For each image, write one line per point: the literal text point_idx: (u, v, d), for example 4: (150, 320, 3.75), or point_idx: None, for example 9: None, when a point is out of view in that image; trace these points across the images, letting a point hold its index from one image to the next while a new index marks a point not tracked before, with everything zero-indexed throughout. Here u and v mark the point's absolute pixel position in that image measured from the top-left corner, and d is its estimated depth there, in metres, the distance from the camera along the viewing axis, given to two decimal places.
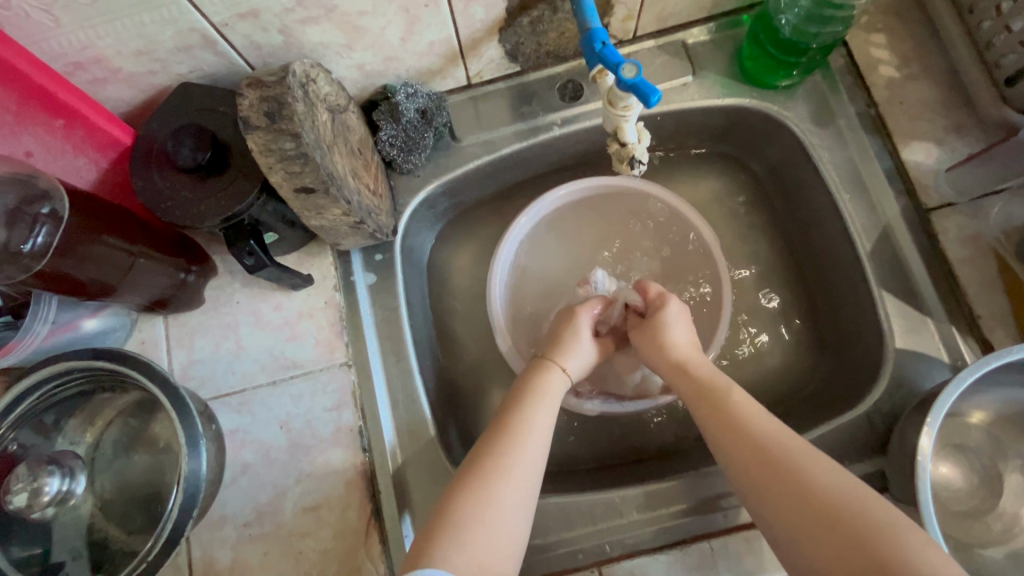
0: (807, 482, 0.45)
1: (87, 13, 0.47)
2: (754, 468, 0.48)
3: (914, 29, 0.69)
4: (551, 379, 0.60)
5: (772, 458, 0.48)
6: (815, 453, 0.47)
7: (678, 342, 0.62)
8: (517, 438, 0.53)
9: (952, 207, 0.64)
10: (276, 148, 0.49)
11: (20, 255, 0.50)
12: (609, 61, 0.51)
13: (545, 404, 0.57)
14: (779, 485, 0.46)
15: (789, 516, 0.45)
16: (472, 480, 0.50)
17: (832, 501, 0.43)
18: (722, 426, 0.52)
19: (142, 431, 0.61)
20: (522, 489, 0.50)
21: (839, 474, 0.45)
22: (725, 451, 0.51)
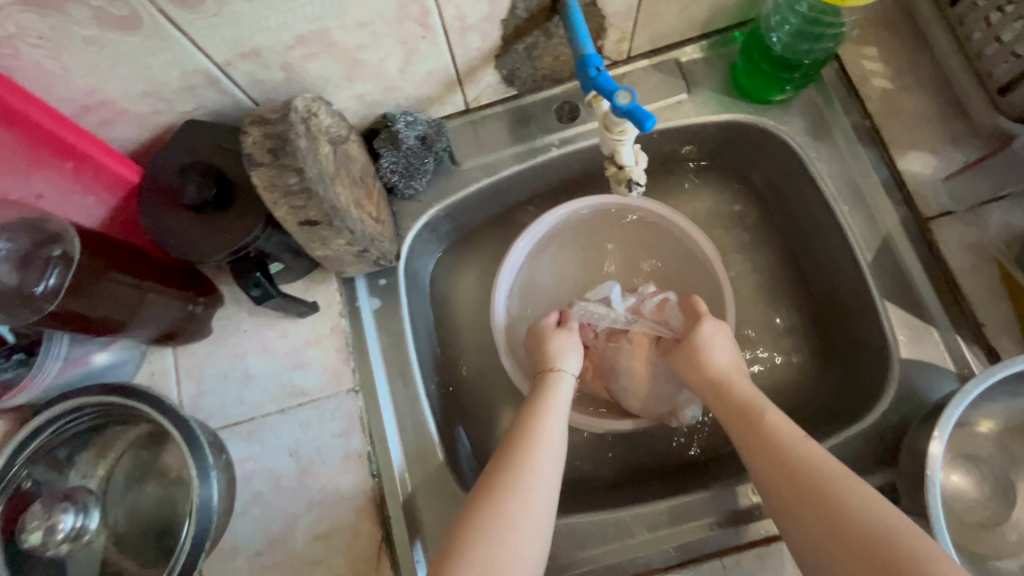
0: (844, 512, 0.45)
1: (94, 59, 0.49)
2: (788, 485, 0.49)
3: (905, 41, 0.70)
4: (557, 386, 0.62)
5: (809, 485, 0.47)
6: (855, 483, 0.46)
7: (718, 362, 0.61)
8: (529, 449, 0.54)
9: (951, 215, 0.65)
10: (280, 183, 0.50)
11: (33, 298, 0.51)
12: (604, 89, 0.52)
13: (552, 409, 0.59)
14: (819, 516, 0.46)
15: (829, 551, 0.44)
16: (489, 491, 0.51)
17: (875, 536, 0.42)
18: (755, 444, 0.53)
19: (154, 462, 0.61)
20: (538, 499, 0.51)
21: (879, 503, 0.45)
22: (760, 473, 0.51)
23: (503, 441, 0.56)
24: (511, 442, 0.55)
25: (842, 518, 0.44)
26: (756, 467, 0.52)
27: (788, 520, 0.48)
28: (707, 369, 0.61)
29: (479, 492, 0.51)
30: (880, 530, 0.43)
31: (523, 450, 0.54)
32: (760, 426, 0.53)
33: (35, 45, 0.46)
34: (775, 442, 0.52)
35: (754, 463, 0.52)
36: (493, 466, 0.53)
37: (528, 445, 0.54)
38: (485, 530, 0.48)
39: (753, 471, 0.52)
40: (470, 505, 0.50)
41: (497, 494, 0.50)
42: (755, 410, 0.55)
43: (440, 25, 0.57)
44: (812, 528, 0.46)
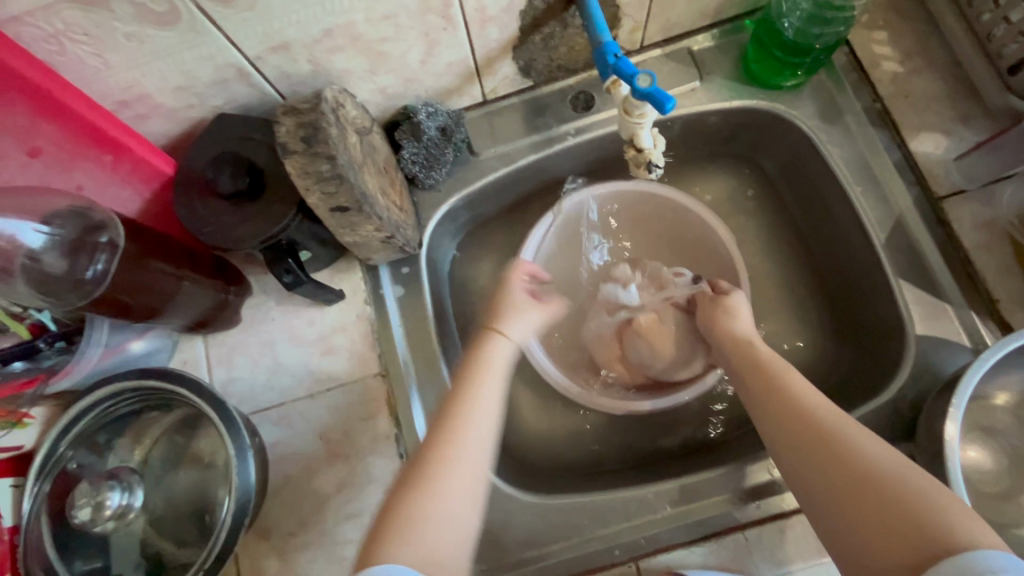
0: (854, 456, 0.44)
1: (134, 55, 0.51)
2: (798, 432, 0.48)
3: (914, 25, 0.71)
4: (495, 349, 0.60)
5: (816, 432, 0.47)
6: (861, 429, 0.46)
7: (742, 323, 0.62)
8: (456, 423, 0.51)
9: (964, 194, 0.66)
10: (313, 170, 0.52)
11: (83, 282, 0.53)
12: (623, 72, 0.54)
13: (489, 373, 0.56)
14: (831, 462, 0.45)
15: (831, 497, 0.44)
16: (418, 467, 0.49)
17: (877, 478, 0.42)
18: (766, 393, 0.53)
19: (188, 446, 0.63)
20: (466, 469, 0.49)
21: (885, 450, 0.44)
22: (768, 424, 0.51)
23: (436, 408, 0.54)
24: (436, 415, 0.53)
25: (847, 462, 0.44)
26: (763, 420, 0.52)
27: (792, 468, 0.47)
28: (730, 329, 0.62)
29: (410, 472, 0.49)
30: (887, 475, 0.42)
31: (451, 421, 0.52)
32: (775, 380, 0.53)
33: (80, 41, 0.48)
34: (787, 392, 0.51)
35: (762, 413, 0.52)
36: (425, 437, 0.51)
37: (459, 417, 0.52)
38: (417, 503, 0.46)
39: (760, 419, 0.52)
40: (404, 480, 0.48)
41: (422, 472, 0.48)
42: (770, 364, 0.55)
43: (461, 17, 0.59)
44: (814, 475, 0.45)
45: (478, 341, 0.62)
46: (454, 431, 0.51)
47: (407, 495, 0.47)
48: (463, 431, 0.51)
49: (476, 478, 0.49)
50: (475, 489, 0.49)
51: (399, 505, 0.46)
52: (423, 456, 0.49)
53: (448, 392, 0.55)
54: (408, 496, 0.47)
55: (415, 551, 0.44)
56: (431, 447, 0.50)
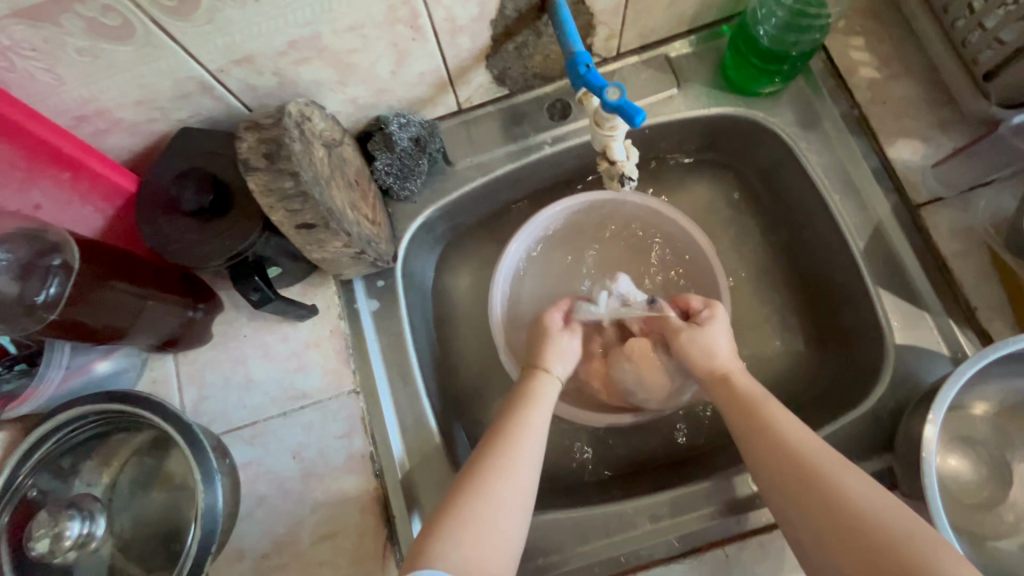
0: (837, 495, 0.46)
1: (88, 69, 0.49)
2: (783, 470, 0.50)
3: (891, 30, 0.70)
4: (542, 385, 0.62)
5: (806, 473, 0.48)
6: (851, 469, 0.48)
7: (722, 354, 0.61)
8: (509, 448, 0.54)
9: (942, 201, 0.65)
10: (276, 187, 0.51)
11: (35, 307, 0.52)
12: (593, 85, 0.53)
13: (539, 407, 0.59)
14: (815, 502, 0.47)
15: (822, 539, 0.45)
16: (466, 486, 0.51)
17: (856, 518, 0.44)
18: (750, 430, 0.54)
19: (157, 469, 0.62)
20: (517, 497, 0.52)
21: (865, 488, 0.46)
22: (756, 460, 0.52)
23: (487, 433, 0.56)
24: (488, 440, 0.55)
25: (836, 505, 0.45)
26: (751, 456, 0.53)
27: (782, 506, 0.49)
28: (709, 358, 0.61)
29: (452, 499, 0.51)
30: (866, 513, 0.44)
31: (501, 450, 0.54)
32: (758, 414, 0.54)
33: (29, 56, 0.46)
34: (772, 430, 0.52)
35: (748, 449, 0.53)
36: (474, 461, 0.54)
37: (512, 445, 0.54)
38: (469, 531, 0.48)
39: (745, 455, 0.54)
40: (449, 506, 0.50)
41: (474, 494, 0.50)
42: (756, 403, 0.55)
43: (430, 27, 0.58)
44: (806, 516, 0.47)
45: (523, 378, 0.64)
46: (507, 456, 0.53)
47: (459, 513, 0.49)
48: (515, 458, 0.53)
49: (518, 504, 0.51)
50: (521, 510, 0.52)
51: (449, 519, 0.49)
52: (475, 477, 0.52)
53: (500, 421, 0.57)
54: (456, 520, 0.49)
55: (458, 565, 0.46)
56: (482, 468, 0.52)
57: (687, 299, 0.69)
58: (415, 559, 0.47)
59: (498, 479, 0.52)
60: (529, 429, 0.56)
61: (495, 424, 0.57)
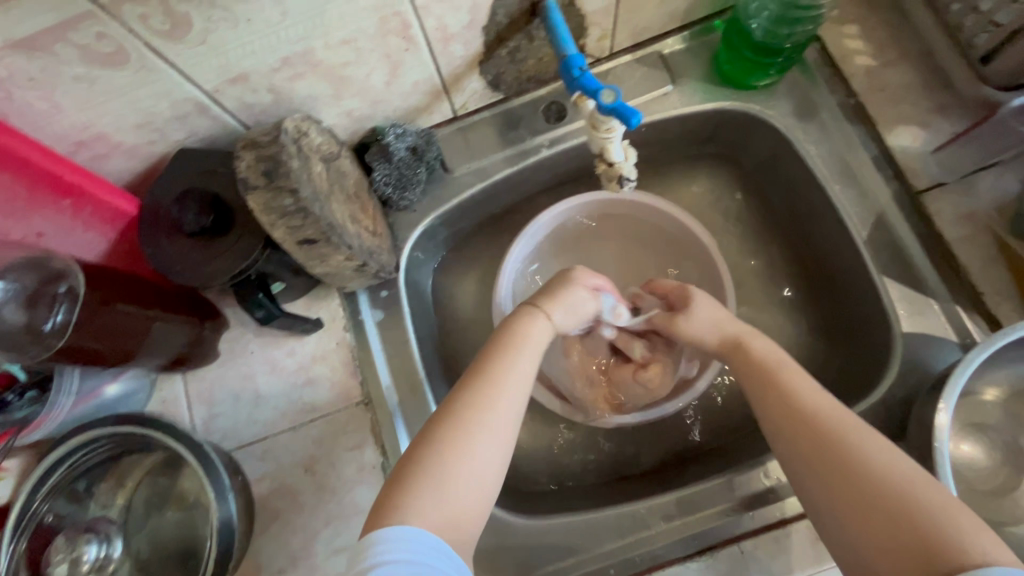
0: (855, 452, 0.44)
1: (85, 96, 0.49)
2: (800, 425, 0.48)
3: (884, 17, 0.70)
4: (534, 327, 0.56)
5: (820, 433, 0.46)
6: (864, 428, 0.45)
7: (716, 324, 0.60)
8: (490, 390, 0.49)
9: (943, 187, 0.65)
10: (276, 205, 0.51)
11: (42, 335, 0.52)
12: (588, 88, 0.53)
13: (524, 355, 0.53)
14: (833, 454, 0.45)
15: (832, 490, 0.43)
16: (438, 434, 0.47)
17: (873, 475, 0.42)
18: (767, 388, 0.52)
19: (173, 487, 0.62)
20: (495, 446, 0.47)
21: (887, 449, 0.44)
22: (767, 415, 0.51)
23: (464, 374, 0.51)
24: (464, 382, 0.50)
25: (851, 466, 0.43)
26: (763, 413, 0.51)
27: (792, 459, 0.47)
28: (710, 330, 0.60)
29: (422, 446, 0.46)
30: (884, 471, 0.42)
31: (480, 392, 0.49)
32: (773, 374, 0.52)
33: (27, 86, 0.47)
34: (786, 389, 0.51)
35: (761, 407, 0.52)
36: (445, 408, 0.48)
37: (493, 389, 0.49)
38: (435, 483, 0.44)
39: (761, 411, 0.51)
40: (415, 455, 0.46)
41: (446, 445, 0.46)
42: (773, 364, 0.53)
43: (422, 36, 0.58)
44: (817, 470, 0.45)
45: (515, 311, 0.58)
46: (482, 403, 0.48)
47: (428, 463, 0.45)
48: (497, 404, 0.48)
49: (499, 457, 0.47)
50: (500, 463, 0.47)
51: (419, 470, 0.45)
52: (446, 425, 0.47)
53: (481, 359, 0.52)
54: (420, 472, 0.44)
55: (430, 522, 0.42)
56: (453, 415, 0.47)
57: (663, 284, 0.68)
58: (382, 515, 0.43)
59: (469, 428, 0.46)
60: (513, 375, 0.51)
61: (470, 369, 0.51)
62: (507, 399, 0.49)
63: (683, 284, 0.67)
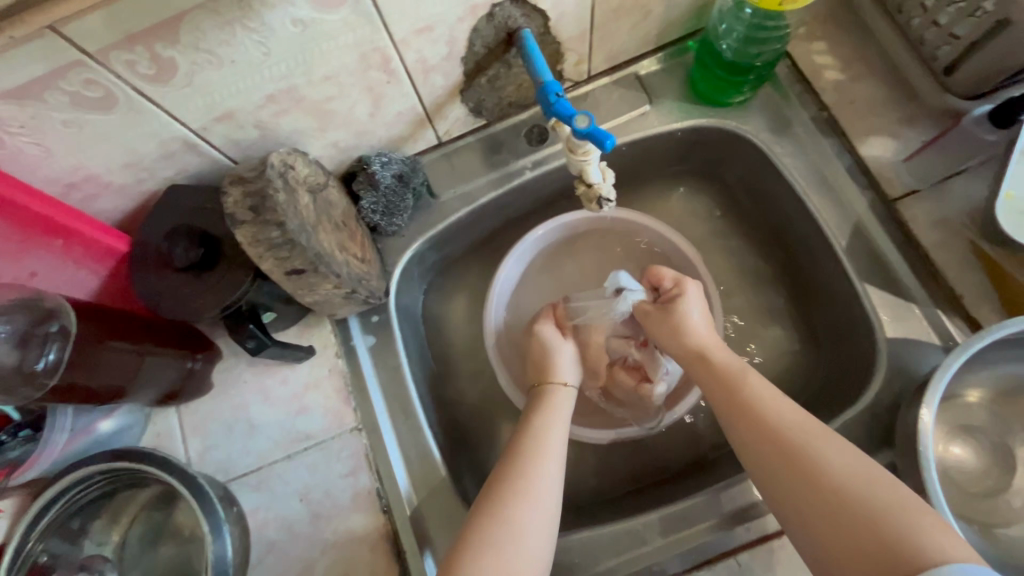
0: (819, 473, 0.46)
1: (75, 140, 0.51)
2: (771, 448, 0.50)
3: (850, 33, 0.72)
4: (559, 401, 0.63)
5: (788, 447, 0.49)
6: (831, 438, 0.49)
7: (697, 330, 0.62)
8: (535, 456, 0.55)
9: (916, 194, 0.66)
10: (263, 238, 0.52)
11: (34, 374, 0.53)
12: (563, 114, 0.55)
13: (558, 424, 0.60)
14: (797, 476, 0.47)
15: (805, 517, 0.46)
16: (486, 514, 0.51)
17: (839, 495, 0.45)
18: (737, 409, 0.54)
19: (166, 522, 0.62)
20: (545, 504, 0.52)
21: (849, 464, 0.46)
22: (737, 434, 0.53)
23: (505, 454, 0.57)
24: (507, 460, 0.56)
25: (821, 485, 0.46)
26: (725, 421, 0.55)
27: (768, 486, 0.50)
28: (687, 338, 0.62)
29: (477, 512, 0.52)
30: (844, 488, 0.45)
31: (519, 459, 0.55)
32: (742, 391, 0.54)
33: (17, 132, 0.48)
34: (757, 405, 0.53)
35: (734, 430, 0.54)
36: (492, 485, 0.54)
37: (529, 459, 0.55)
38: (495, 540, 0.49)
39: (734, 435, 0.54)
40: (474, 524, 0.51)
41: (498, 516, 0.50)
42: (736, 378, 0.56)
43: (403, 69, 0.60)
44: (784, 493, 0.48)
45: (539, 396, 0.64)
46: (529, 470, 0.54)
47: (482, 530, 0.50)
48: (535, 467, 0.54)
49: (548, 520, 0.52)
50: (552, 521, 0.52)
51: (470, 548, 0.48)
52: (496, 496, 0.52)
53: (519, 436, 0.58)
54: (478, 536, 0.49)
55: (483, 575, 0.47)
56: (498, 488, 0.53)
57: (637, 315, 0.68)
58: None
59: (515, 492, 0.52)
60: (549, 446, 0.57)
61: (512, 446, 0.57)
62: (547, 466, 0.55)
63: (679, 274, 0.67)
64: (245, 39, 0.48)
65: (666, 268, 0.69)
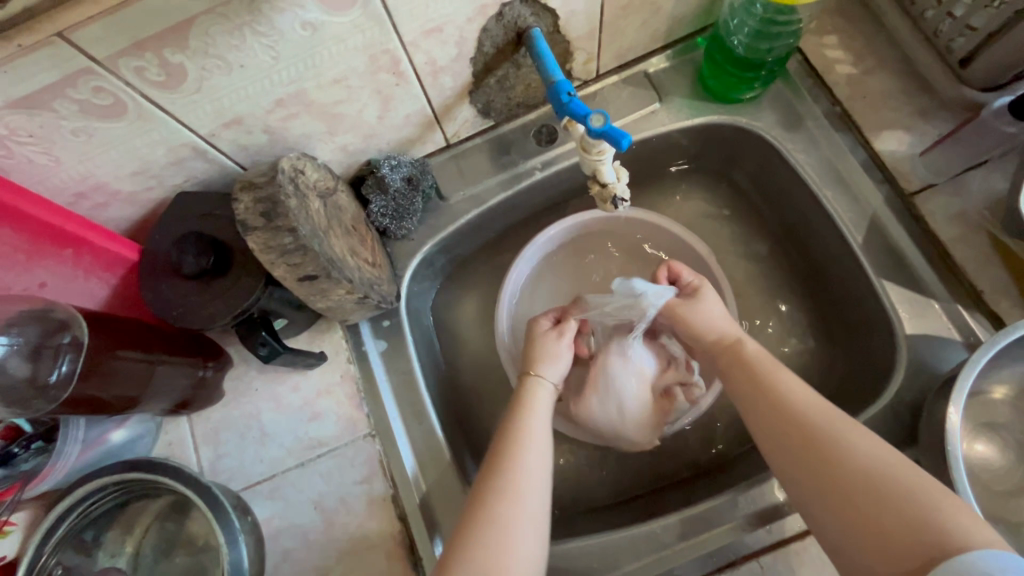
0: (841, 460, 0.46)
1: (84, 148, 0.50)
2: (792, 436, 0.49)
3: (862, 27, 0.71)
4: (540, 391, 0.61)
5: (810, 436, 0.48)
6: (853, 426, 0.48)
7: (718, 326, 0.62)
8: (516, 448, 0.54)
9: (933, 188, 0.65)
10: (276, 244, 0.51)
11: (47, 387, 0.52)
12: (577, 113, 0.54)
13: (537, 415, 0.58)
14: (818, 463, 0.47)
15: (828, 505, 0.45)
16: (475, 510, 0.50)
17: (862, 481, 0.44)
18: (758, 400, 0.53)
19: (180, 532, 0.62)
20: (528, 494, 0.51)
21: (873, 450, 0.45)
22: (758, 424, 0.53)
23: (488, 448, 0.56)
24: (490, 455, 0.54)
25: (843, 472, 0.45)
26: (746, 413, 0.54)
27: (789, 475, 0.49)
28: (710, 334, 0.62)
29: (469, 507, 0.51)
30: (867, 474, 0.44)
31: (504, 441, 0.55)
32: (762, 382, 0.54)
33: (26, 142, 0.47)
34: (777, 395, 0.52)
35: (754, 420, 0.53)
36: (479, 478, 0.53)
37: (514, 449, 0.54)
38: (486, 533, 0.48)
39: (754, 426, 0.53)
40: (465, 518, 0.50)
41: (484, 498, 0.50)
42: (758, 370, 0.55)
43: (412, 71, 0.59)
44: (806, 482, 0.47)
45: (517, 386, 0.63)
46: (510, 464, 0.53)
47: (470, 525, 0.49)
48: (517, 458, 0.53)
49: (539, 512, 0.50)
50: (540, 513, 0.51)
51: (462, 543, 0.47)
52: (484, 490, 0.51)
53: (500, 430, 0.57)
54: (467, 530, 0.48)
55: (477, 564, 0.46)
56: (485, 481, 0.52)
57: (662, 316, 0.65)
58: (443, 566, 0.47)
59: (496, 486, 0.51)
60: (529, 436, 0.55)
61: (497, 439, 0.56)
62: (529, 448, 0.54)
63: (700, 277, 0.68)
64: (254, 43, 0.48)
65: (684, 267, 0.69)
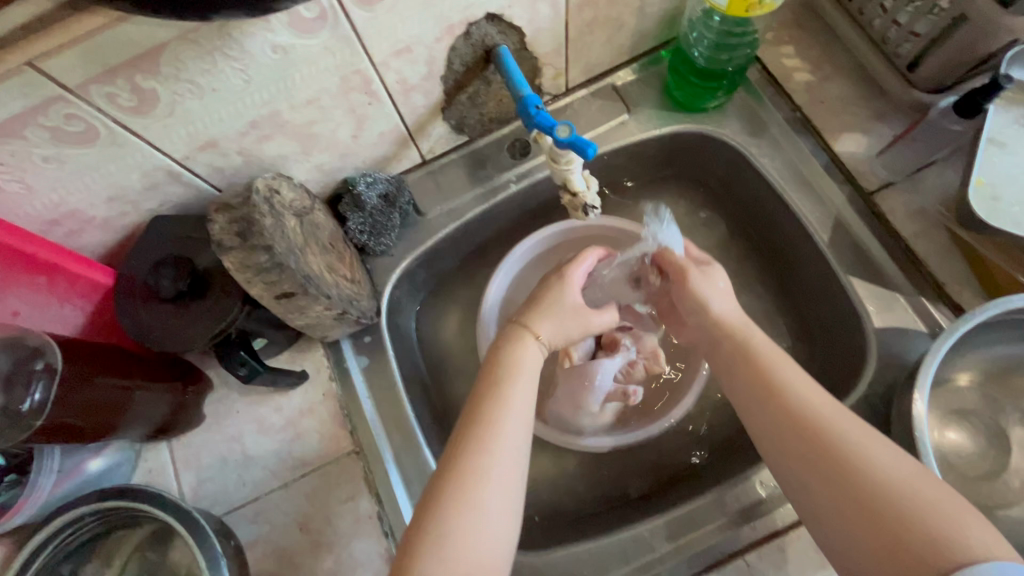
0: (854, 462, 0.43)
1: (57, 175, 0.50)
2: (798, 433, 0.47)
3: (817, 36, 0.75)
4: (527, 353, 0.56)
5: (819, 434, 0.46)
6: (868, 431, 0.46)
7: (722, 309, 0.58)
8: (496, 428, 0.49)
9: (892, 186, 0.68)
10: (252, 263, 0.52)
11: (20, 415, 0.51)
12: (543, 125, 0.56)
13: (522, 383, 0.53)
14: (827, 463, 0.44)
15: (834, 507, 0.43)
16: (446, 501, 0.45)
17: (873, 487, 0.42)
18: (761, 394, 0.51)
19: (161, 562, 0.60)
20: (505, 480, 0.47)
21: (888, 457, 0.43)
22: (760, 418, 0.50)
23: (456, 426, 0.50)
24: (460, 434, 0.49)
25: (855, 474, 0.43)
26: (746, 406, 0.52)
27: (793, 471, 0.47)
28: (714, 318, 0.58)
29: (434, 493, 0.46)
30: (884, 482, 0.42)
31: (481, 412, 0.50)
32: (767, 376, 0.51)
33: None
34: (783, 391, 0.50)
35: (755, 414, 0.51)
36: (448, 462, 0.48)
37: (491, 430, 0.49)
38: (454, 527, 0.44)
39: (753, 420, 0.51)
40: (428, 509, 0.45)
41: (456, 479, 0.46)
42: (763, 362, 0.52)
43: (384, 90, 0.60)
44: (812, 480, 0.45)
45: (508, 338, 0.57)
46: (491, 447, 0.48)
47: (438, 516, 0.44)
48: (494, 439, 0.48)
49: (512, 499, 0.47)
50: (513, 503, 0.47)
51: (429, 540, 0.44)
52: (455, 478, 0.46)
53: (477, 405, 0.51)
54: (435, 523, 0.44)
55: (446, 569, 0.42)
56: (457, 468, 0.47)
57: (673, 257, 0.63)
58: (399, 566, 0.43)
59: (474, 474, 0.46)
60: (511, 413, 0.50)
61: (473, 414, 0.50)
62: (511, 419, 0.49)
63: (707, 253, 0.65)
64: (225, 67, 0.49)
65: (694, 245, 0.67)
